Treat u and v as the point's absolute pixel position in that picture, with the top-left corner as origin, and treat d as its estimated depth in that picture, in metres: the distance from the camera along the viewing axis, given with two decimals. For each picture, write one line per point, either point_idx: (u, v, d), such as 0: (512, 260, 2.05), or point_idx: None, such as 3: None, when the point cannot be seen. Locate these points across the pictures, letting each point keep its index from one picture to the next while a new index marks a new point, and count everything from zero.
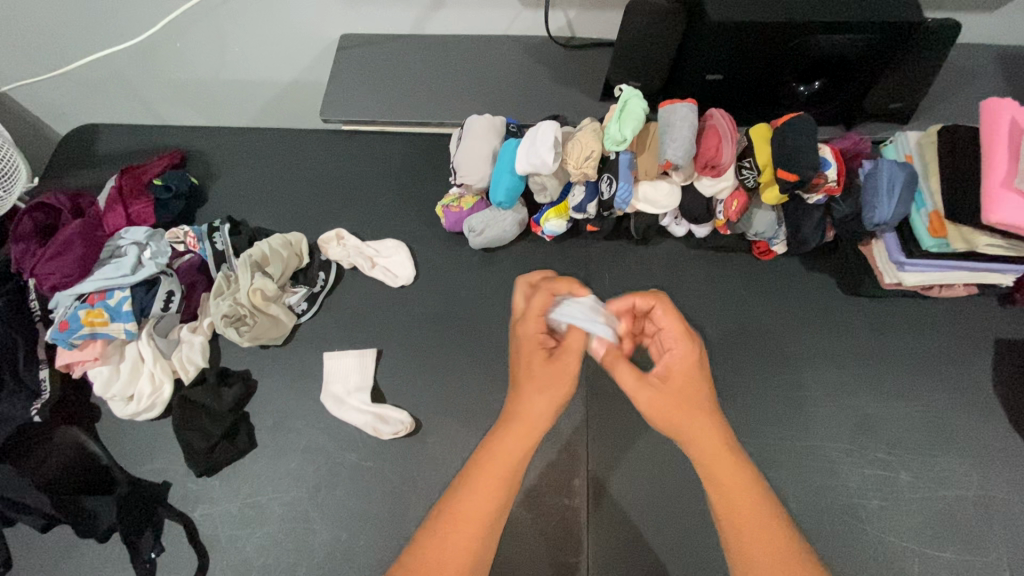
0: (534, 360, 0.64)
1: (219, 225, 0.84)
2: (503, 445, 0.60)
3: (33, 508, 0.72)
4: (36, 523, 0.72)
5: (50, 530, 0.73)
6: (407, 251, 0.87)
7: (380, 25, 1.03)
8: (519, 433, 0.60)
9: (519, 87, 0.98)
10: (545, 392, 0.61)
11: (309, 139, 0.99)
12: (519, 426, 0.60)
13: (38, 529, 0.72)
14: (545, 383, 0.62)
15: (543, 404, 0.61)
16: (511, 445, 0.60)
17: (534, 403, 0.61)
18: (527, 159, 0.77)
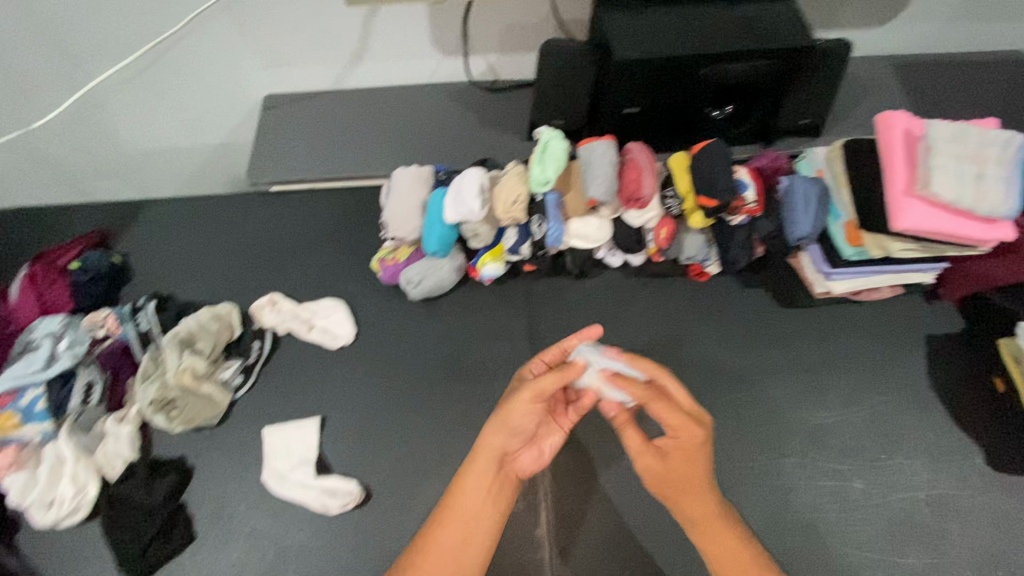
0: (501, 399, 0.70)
1: (142, 305, 0.82)
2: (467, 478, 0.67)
3: None
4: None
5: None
6: (346, 309, 0.85)
7: (304, 83, 1.02)
8: (483, 467, 0.67)
9: (447, 134, 0.99)
10: (502, 419, 0.67)
11: (237, 203, 0.97)
12: (483, 457, 0.67)
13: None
14: (501, 416, 0.67)
15: (500, 435, 0.67)
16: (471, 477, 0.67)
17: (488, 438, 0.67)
18: (455, 209, 0.77)
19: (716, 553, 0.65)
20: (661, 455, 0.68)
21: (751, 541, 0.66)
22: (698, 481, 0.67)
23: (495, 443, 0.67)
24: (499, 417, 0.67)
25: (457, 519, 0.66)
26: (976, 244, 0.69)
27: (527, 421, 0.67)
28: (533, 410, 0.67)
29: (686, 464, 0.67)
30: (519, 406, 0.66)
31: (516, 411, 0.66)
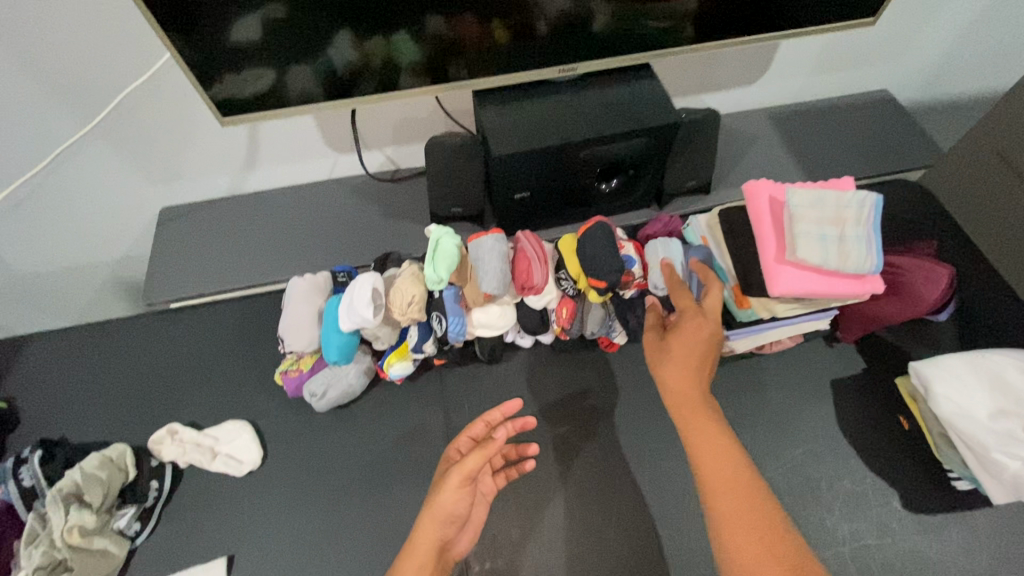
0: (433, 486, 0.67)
1: (27, 456, 0.75)
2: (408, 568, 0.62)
3: None
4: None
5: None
6: (251, 430, 0.81)
7: (200, 192, 1.01)
8: (421, 557, 0.62)
9: (350, 229, 0.98)
10: (436, 511, 0.64)
11: (134, 325, 0.93)
12: (421, 545, 0.63)
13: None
14: (436, 504, 0.64)
15: (436, 520, 0.63)
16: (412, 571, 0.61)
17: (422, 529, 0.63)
18: (349, 317, 0.76)
19: (696, 443, 0.63)
20: (708, 334, 0.67)
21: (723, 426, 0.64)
22: (694, 361, 0.67)
23: (433, 533, 0.63)
24: (435, 509, 0.64)
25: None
26: (851, 298, 0.72)
27: (460, 511, 0.64)
28: (463, 493, 0.64)
29: (697, 341, 0.67)
30: (449, 495, 0.64)
31: (445, 500, 0.64)
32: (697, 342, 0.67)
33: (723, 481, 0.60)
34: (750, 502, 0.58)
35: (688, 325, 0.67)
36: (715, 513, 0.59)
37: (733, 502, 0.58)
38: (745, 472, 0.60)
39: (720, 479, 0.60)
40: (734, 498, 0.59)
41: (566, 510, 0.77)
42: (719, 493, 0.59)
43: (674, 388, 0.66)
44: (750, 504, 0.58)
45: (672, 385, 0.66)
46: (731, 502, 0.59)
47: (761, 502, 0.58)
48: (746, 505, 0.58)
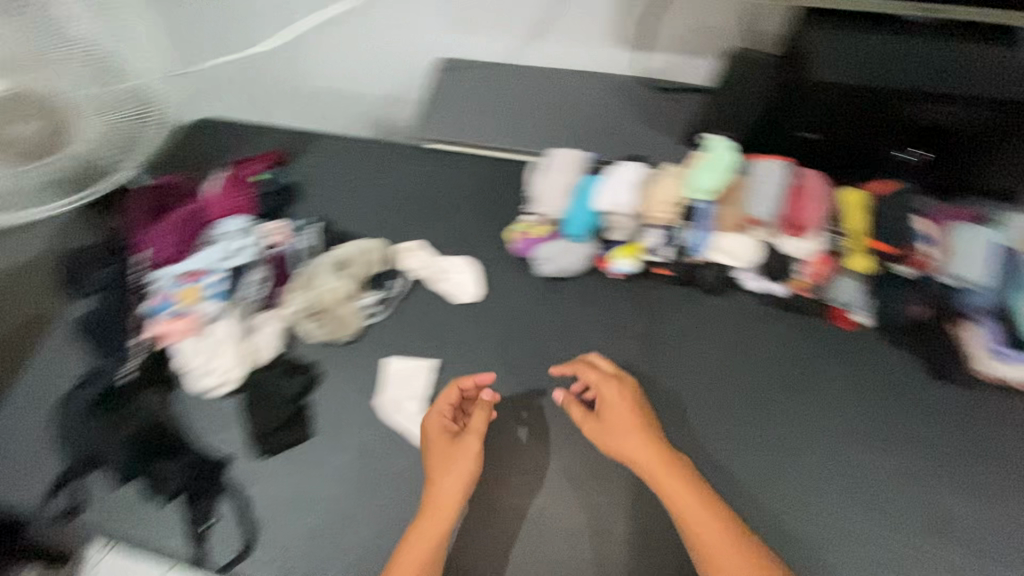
0: (437, 442, 0.72)
1: (306, 224, 0.92)
2: (430, 527, 0.67)
3: (121, 457, 0.77)
4: (116, 475, 0.78)
5: (123, 484, 0.78)
6: (477, 271, 0.90)
7: (481, 52, 1.07)
8: (438, 515, 0.67)
9: (606, 120, 0.98)
10: (443, 474, 0.69)
11: (399, 152, 1.04)
12: (432, 507, 0.68)
13: (115, 481, 0.78)
14: (441, 469, 0.70)
15: (454, 485, 0.69)
16: (430, 529, 0.67)
17: (443, 489, 0.69)
18: (607, 195, 0.78)
19: (670, 489, 0.65)
20: (643, 425, 0.70)
21: (688, 479, 0.66)
22: (633, 425, 0.70)
23: (451, 499, 0.68)
24: (448, 473, 0.69)
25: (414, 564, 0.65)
26: None
27: (464, 491, 0.69)
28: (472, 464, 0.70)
29: (617, 410, 0.71)
30: (460, 462, 0.70)
31: (458, 465, 0.70)
32: (628, 415, 0.70)
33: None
34: (728, 549, 0.62)
35: (608, 399, 0.72)
36: (701, 553, 0.62)
37: (705, 541, 0.62)
38: (727, 522, 0.63)
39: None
40: (715, 537, 0.62)
41: (753, 456, 0.73)
42: (695, 526, 0.63)
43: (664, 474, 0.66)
44: (727, 538, 0.62)
45: (617, 444, 0.69)
46: (711, 537, 0.62)
47: (744, 547, 0.62)
48: (724, 542, 0.62)
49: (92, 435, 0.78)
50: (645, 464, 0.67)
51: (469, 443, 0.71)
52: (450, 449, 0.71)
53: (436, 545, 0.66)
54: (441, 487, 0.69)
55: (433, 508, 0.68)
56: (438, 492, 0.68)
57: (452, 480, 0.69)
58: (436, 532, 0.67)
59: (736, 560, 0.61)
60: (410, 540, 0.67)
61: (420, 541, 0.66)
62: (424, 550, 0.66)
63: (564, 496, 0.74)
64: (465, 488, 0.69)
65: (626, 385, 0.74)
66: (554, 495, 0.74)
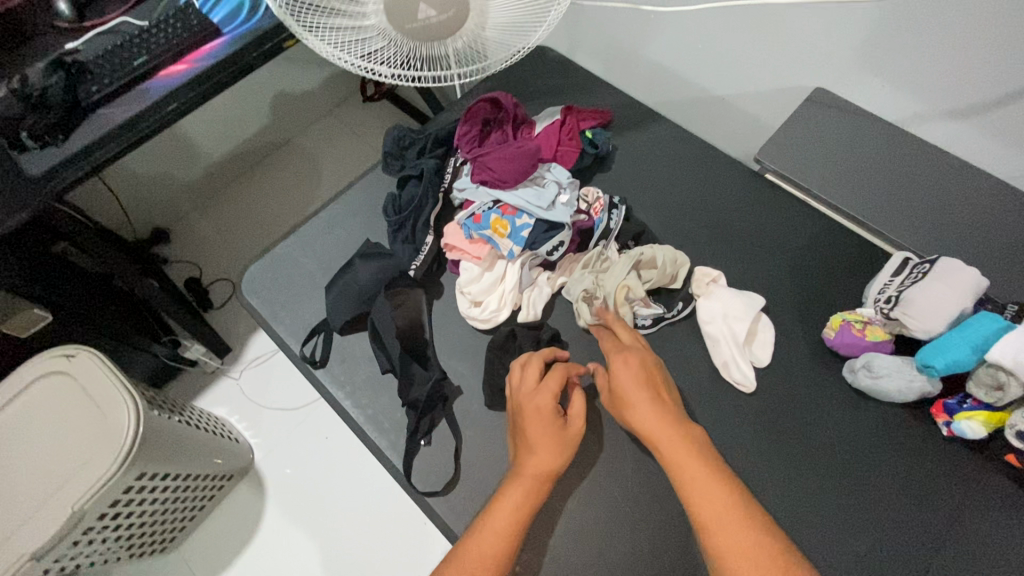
0: (537, 417, 0.67)
1: (619, 205, 0.86)
2: (516, 492, 0.63)
3: (380, 341, 0.79)
4: (382, 364, 0.79)
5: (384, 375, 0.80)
6: (773, 335, 0.79)
7: (870, 101, 0.91)
8: (525, 481, 0.64)
9: (993, 246, 0.80)
10: (546, 445, 0.65)
11: (725, 168, 0.95)
12: (522, 472, 0.64)
13: (380, 369, 0.79)
14: (540, 438, 0.66)
15: (548, 455, 0.65)
16: (523, 495, 0.63)
17: (531, 457, 0.65)
18: (1015, 352, 0.62)
19: (644, 413, 0.63)
20: (655, 397, 0.64)
21: (704, 447, 0.60)
22: (642, 374, 0.66)
23: (545, 467, 0.64)
24: (544, 439, 0.65)
25: (496, 524, 0.61)
26: None
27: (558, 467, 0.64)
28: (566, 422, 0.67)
29: (632, 358, 0.68)
30: (562, 438, 0.66)
31: (557, 443, 0.65)
32: (636, 365, 0.67)
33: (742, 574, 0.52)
34: (732, 516, 0.55)
35: (623, 354, 0.69)
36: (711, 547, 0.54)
37: (703, 485, 0.57)
38: (717, 485, 0.57)
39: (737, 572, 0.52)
40: (713, 508, 0.55)
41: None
42: (683, 478, 0.58)
43: (659, 435, 0.61)
44: (739, 526, 0.54)
45: (625, 405, 0.65)
46: (722, 525, 0.54)
47: (737, 502, 0.56)
48: (736, 520, 0.54)
49: (380, 317, 0.79)
50: (662, 440, 0.61)
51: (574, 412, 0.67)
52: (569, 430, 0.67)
53: (521, 511, 0.62)
54: (533, 458, 0.65)
55: (526, 480, 0.64)
56: (526, 464, 0.65)
57: (545, 452, 0.65)
58: (520, 494, 0.63)
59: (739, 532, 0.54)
60: (502, 501, 0.63)
61: (505, 507, 0.62)
62: (514, 504, 0.62)
63: None
64: (556, 459, 0.65)
65: (635, 343, 0.71)
66: None
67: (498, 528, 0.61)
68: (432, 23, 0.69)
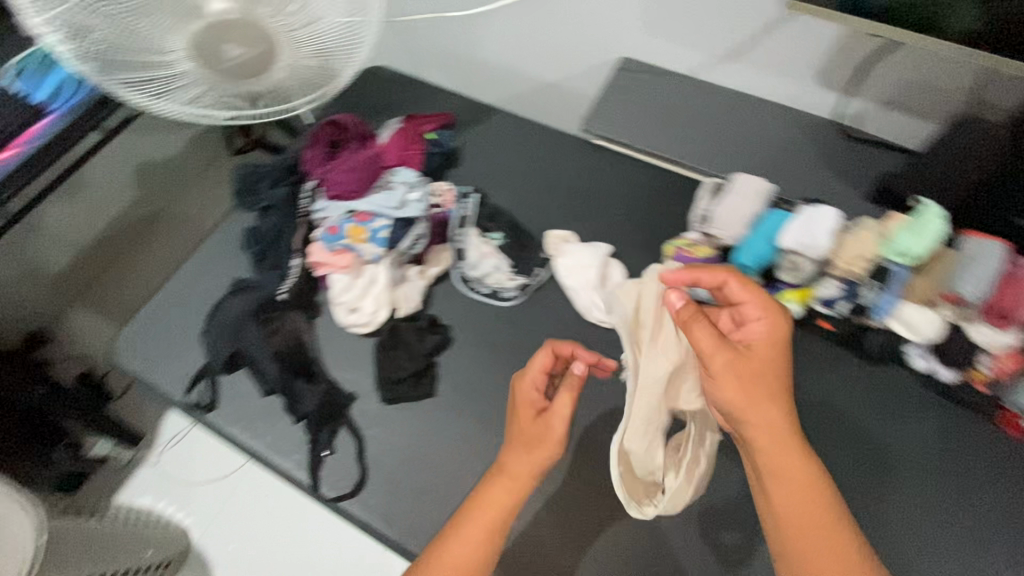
0: (522, 420, 0.66)
1: (469, 194, 0.94)
2: (494, 496, 0.64)
3: (262, 369, 0.81)
4: (263, 386, 0.81)
5: (267, 397, 0.81)
6: (626, 271, 0.90)
7: (666, 60, 1.04)
8: (510, 485, 0.64)
9: (782, 159, 0.94)
10: (525, 445, 0.65)
11: (561, 142, 1.04)
12: (504, 477, 0.64)
13: (261, 392, 0.81)
14: (527, 439, 0.65)
15: (530, 462, 0.64)
16: (502, 497, 0.64)
17: (512, 460, 0.65)
18: (795, 236, 0.75)
19: (796, 461, 0.60)
20: (738, 361, 0.59)
21: (808, 452, 0.60)
22: (773, 367, 0.60)
23: (523, 468, 0.64)
24: (530, 439, 0.65)
25: (478, 525, 0.63)
26: None
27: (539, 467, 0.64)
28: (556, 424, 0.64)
29: (768, 367, 0.60)
30: (541, 438, 0.64)
31: (541, 448, 0.64)
32: (772, 380, 0.60)
33: (807, 532, 0.58)
34: (818, 498, 0.59)
35: (759, 336, 0.61)
36: (785, 520, 0.59)
37: (800, 486, 0.59)
38: (817, 480, 0.60)
39: (804, 528, 0.58)
40: (812, 509, 0.59)
41: (911, 546, 0.70)
42: (777, 463, 0.59)
43: (781, 449, 0.60)
44: (818, 498, 0.59)
45: (750, 411, 0.59)
46: (818, 517, 0.59)
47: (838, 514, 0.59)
48: (820, 501, 0.59)
49: (252, 342, 0.81)
50: (764, 446, 0.60)
51: (560, 419, 0.64)
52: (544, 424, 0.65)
53: (502, 510, 0.64)
54: (512, 462, 0.65)
55: (505, 483, 0.64)
56: (506, 466, 0.65)
57: (530, 460, 0.64)
58: (505, 495, 0.64)
59: (831, 526, 0.59)
60: (484, 496, 0.64)
61: (481, 503, 0.64)
62: (491, 512, 0.63)
63: (677, 526, 0.73)
64: (542, 463, 0.64)
65: (763, 342, 0.61)
66: (664, 517, 0.73)
67: (474, 532, 0.63)
68: (244, 60, 0.68)
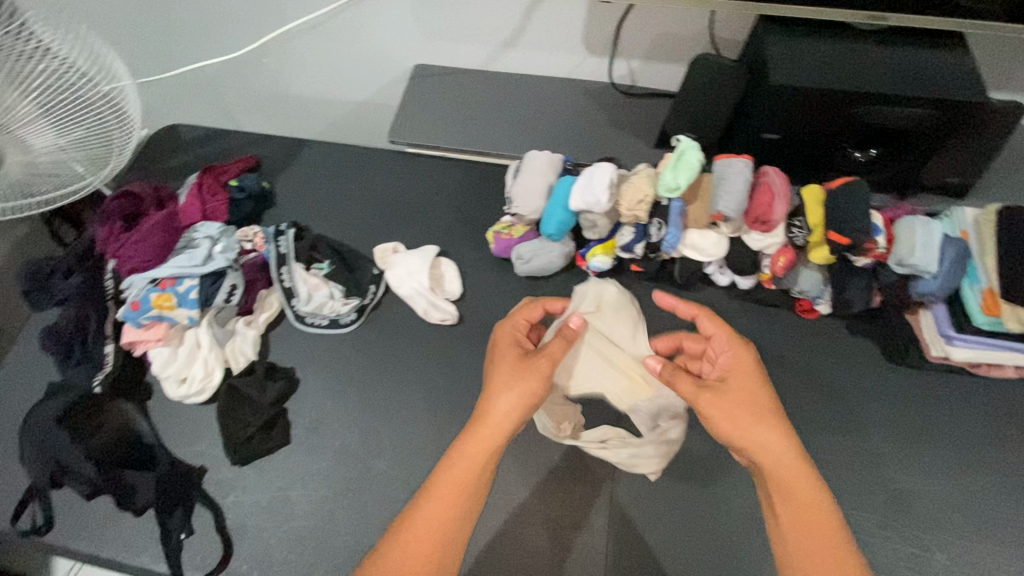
0: (509, 358, 0.68)
1: (284, 230, 0.89)
2: (477, 448, 0.64)
3: (81, 474, 0.75)
4: (81, 490, 0.75)
5: (92, 500, 0.76)
6: (456, 269, 0.91)
7: (455, 58, 1.06)
8: (488, 434, 0.64)
9: (577, 127, 1.00)
10: (516, 390, 0.65)
11: (375, 159, 1.05)
12: (487, 429, 0.64)
13: (82, 495, 0.75)
14: (518, 382, 0.65)
15: (512, 401, 0.65)
16: (485, 446, 0.64)
17: (497, 404, 0.65)
18: (582, 197, 0.79)
19: (770, 456, 0.63)
20: (753, 406, 0.64)
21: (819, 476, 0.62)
22: (757, 395, 0.65)
23: (508, 415, 0.64)
24: (512, 378, 0.66)
25: (454, 488, 0.62)
26: None
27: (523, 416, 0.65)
28: (539, 376, 0.66)
29: (749, 394, 0.65)
30: (529, 382, 0.65)
31: (529, 377, 0.66)
32: (760, 394, 0.65)
33: (795, 522, 0.61)
34: (816, 500, 0.61)
35: (732, 369, 0.67)
36: (782, 518, 0.62)
37: (792, 476, 0.62)
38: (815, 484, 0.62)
39: (792, 521, 0.61)
40: (808, 495, 0.61)
41: None
42: (790, 476, 0.62)
43: (760, 444, 0.63)
44: (816, 498, 0.61)
45: (758, 429, 0.63)
46: (820, 516, 0.60)
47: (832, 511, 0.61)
48: (817, 502, 0.61)
49: (59, 448, 0.76)
50: (769, 459, 0.63)
51: (549, 360, 0.67)
52: (528, 369, 0.66)
53: (480, 463, 0.63)
54: (495, 403, 0.65)
55: (484, 432, 0.64)
56: (490, 413, 0.64)
57: (509, 399, 0.65)
58: (483, 448, 0.64)
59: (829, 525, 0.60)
60: (460, 449, 0.64)
61: (463, 462, 0.63)
62: (464, 470, 0.63)
63: (549, 492, 0.76)
64: (521, 408, 0.65)
65: (742, 369, 0.67)
66: (536, 488, 0.76)
67: (445, 496, 0.62)
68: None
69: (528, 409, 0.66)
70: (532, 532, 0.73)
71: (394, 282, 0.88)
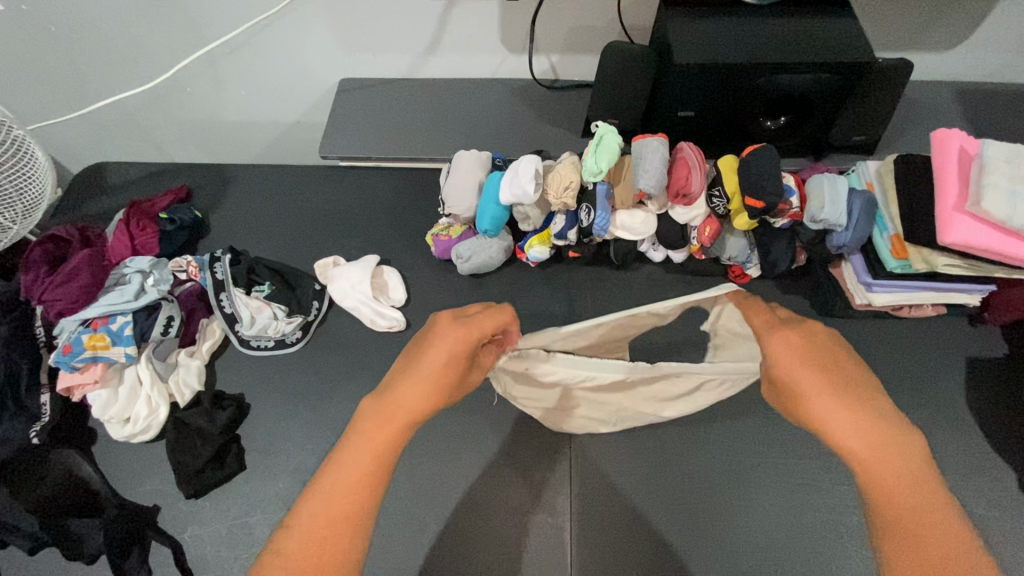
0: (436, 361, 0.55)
1: (220, 255, 0.86)
2: (369, 445, 0.52)
3: (21, 528, 0.73)
4: (24, 544, 0.73)
5: (37, 552, 0.74)
6: (400, 275, 0.91)
7: (380, 69, 1.06)
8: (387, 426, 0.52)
9: (506, 123, 1.02)
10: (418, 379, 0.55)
11: (309, 177, 1.04)
12: (390, 420, 0.53)
13: (25, 551, 0.73)
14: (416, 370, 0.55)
15: (416, 390, 0.54)
16: (379, 446, 0.52)
17: (403, 397, 0.54)
18: (510, 190, 0.80)
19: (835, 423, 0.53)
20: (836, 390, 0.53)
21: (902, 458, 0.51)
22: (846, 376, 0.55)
23: (406, 408, 0.54)
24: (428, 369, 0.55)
25: (340, 483, 0.50)
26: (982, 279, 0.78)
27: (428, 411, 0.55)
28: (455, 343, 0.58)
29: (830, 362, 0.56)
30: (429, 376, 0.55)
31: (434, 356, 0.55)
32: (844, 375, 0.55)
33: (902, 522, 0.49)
34: (956, 541, 0.47)
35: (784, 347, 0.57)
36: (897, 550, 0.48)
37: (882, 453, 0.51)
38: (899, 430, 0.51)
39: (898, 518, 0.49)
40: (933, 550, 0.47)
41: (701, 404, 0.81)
42: (900, 498, 0.49)
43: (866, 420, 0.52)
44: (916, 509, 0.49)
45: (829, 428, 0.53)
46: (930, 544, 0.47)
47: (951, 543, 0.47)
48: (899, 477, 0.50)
49: None
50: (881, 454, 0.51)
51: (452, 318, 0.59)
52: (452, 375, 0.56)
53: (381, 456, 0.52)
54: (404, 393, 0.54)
55: (382, 420, 0.53)
56: (396, 400, 0.54)
57: (408, 391, 0.54)
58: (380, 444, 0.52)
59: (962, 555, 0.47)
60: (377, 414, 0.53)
61: (350, 463, 0.51)
62: (348, 474, 0.51)
63: (509, 480, 0.78)
64: (434, 394, 0.55)
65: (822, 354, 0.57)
66: (496, 481, 0.78)
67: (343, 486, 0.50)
68: None
69: (434, 390, 0.55)
70: (495, 521, 0.75)
71: (337, 294, 0.88)
